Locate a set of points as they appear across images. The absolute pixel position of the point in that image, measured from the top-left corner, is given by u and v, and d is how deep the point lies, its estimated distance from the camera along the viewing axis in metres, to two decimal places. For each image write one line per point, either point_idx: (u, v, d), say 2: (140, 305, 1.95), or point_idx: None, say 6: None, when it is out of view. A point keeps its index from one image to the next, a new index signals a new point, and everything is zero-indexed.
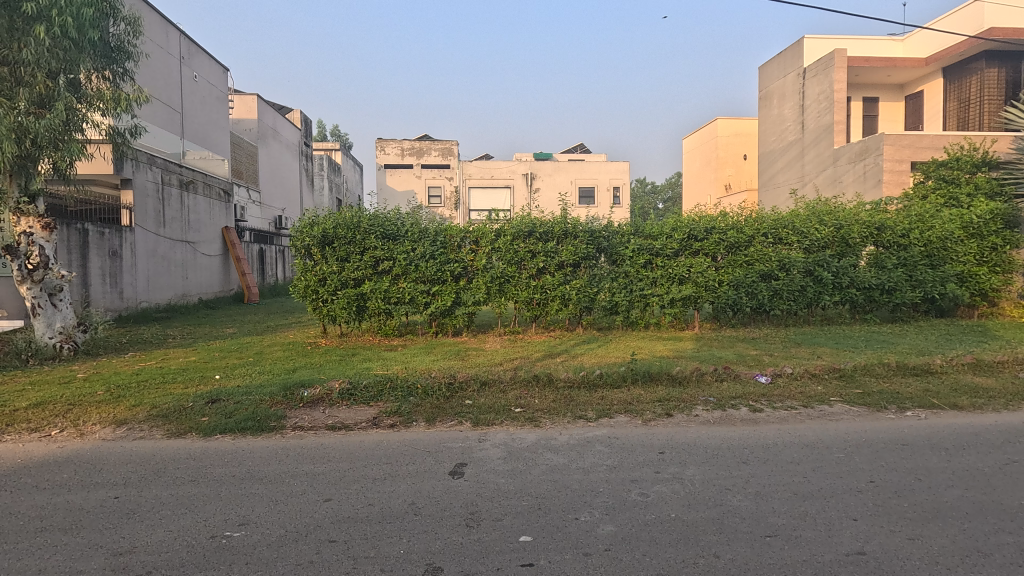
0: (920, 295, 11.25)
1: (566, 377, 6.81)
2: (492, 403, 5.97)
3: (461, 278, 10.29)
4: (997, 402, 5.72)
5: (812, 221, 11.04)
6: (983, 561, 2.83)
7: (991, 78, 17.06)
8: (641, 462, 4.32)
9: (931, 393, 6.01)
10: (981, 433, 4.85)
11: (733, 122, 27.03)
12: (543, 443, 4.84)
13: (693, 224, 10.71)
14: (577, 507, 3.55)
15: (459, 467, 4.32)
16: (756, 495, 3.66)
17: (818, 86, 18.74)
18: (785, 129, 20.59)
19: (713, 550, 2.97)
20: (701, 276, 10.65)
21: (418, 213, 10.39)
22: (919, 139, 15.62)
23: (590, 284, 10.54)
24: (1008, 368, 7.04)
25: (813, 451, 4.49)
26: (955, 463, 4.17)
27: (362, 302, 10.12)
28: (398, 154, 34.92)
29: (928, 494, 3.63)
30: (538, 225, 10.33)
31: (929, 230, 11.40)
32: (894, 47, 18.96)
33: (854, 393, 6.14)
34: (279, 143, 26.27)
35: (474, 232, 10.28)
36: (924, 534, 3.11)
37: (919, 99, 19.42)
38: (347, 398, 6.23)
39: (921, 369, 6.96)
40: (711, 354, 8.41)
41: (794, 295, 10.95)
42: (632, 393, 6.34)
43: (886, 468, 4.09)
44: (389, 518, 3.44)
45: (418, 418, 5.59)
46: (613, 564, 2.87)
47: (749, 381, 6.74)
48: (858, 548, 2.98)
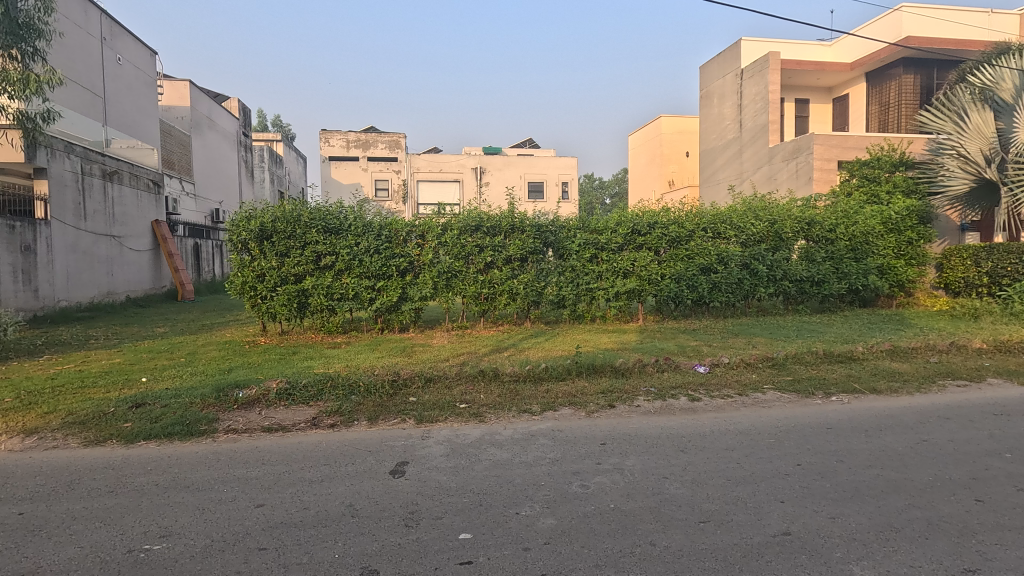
0: (846, 286, 11.90)
1: (512, 372, 6.83)
2: (437, 399, 5.90)
3: (407, 273, 10.11)
4: (911, 385, 6.16)
5: (748, 216, 11.50)
6: (895, 535, 3.01)
7: (907, 84, 18.30)
8: (583, 455, 4.36)
9: (853, 379, 6.40)
10: (896, 415, 5.19)
11: (677, 120, 27.85)
12: (487, 438, 4.81)
13: (637, 218, 10.93)
14: (518, 502, 3.55)
15: (400, 466, 4.21)
16: (692, 483, 3.76)
17: (754, 86, 19.50)
18: (725, 128, 21.33)
19: (650, 539, 3.03)
20: (645, 270, 10.91)
21: (361, 206, 10.12)
22: (846, 139, 16.52)
23: (538, 278, 10.58)
24: (921, 353, 7.59)
25: (747, 437, 4.67)
26: (874, 444, 4.43)
27: (303, 298, 9.79)
28: (343, 146, 33.75)
29: (848, 474, 3.85)
30: (485, 220, 10.25)
31: (853, 225, 12.08)
32: (823, 52, 19.97)
33: (785, 379, 6.47)
34: (215, 132, 24.96)
35: (420, 226, 10.09)
36: (844, 513, 3.28)
37: (845, 101, 20.58)
38: (285, 398, 6.00)
39: (845, 356, 7.41)
40: (654, 346, 8.64)
41: (732, 288, 11.37)
42: (576, 385, 6.43)
43: (810, 451, 4.30)
44: (324, 522, 3.32)
45: (359, 417, 5.43)
46: (551, 558, 2.88)
47: (689, 371, 6.97)
48: (784, 529, 3.11)
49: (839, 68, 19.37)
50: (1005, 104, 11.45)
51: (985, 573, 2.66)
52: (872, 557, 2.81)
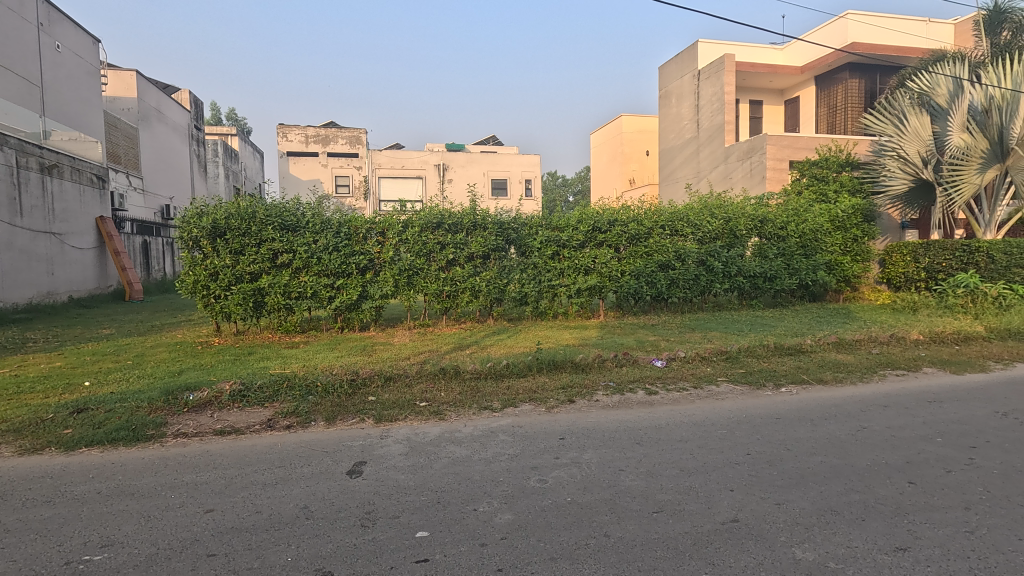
0: (796, 282, 12.35)
1: (473, 369, 6.81)
2: (396, 398, 5.84)
3: (367, 271, 9.95)
4: (854, 375, 6.48)
5: (704, 214, 11.82)
6: (835, 518, 3.16)
7: (853, 88, 19.13)
8: (542, 449, 4.41)
9: (802, 370, 6.67)
10: (840, 404, 5.44)
11: (637, 119, 28.32)
12: (446, 436, 4.80)
13: (598, 216, 11.09)
14: (476, 498, 3.56)
15: (358, 466, 4.17)
16: (647, 474, 3.86)
17: (711, 87, 20.01)
18: (683, 127, 21.80)
19: (605, 530, 3.09)
20: (605, 267, 11.07)
21: (319, 203, 9.90)
22: (797, 140, 17.14)
23: (500, 275, 10.59)
24: (864, 345, 7.97)
25: (700, 428, 4.81)
26: (818, 432, 4.63)
27: (259, 297, 9.53)
28: (302, 141, 32.87)
29: (794, 461, 4.01)
30: (446, 217, 10.19)
31: (803, 223, 12.54)
32: (775, 55, 20.66)
33: (738, 372, 6.70)
34: (165, 125, 23.96)
35: (380, 223, 9.94)
36: (789, 498, 3.42)
37: (796, 103, 21.36)
38: (238, 399, 5.83)
39: (794, 349, 7.70)
40: (614, 341, 8.79)
41: (689, 283, 11.66)
42: (537, 381, 6.49)
43: (760, 440, 4.46)
44: (277, 525, 3.25)
45: (316, 418, 5.34)
46: (507, 552, 2.90)
47: (646, 365, 7.12)
48: (733, 516, 3.22)
49: (790, 71, 20.08)
50: (940, 108, 12.10)
51: (914, 550, 2.83)
52: (813, 540, 2.94)
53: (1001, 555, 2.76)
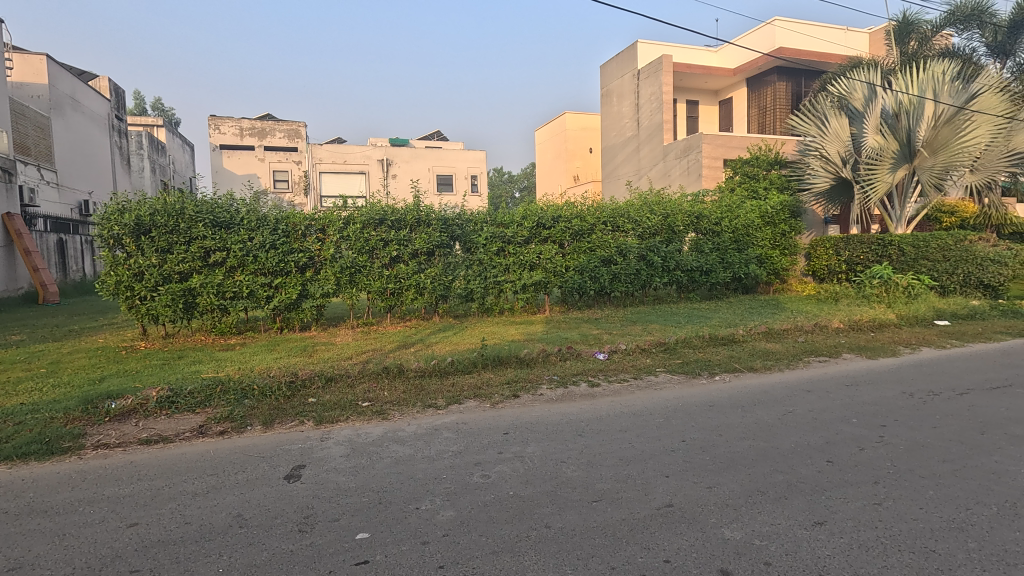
0: (730, 275, 12.92)
1: (417, 367, 6.74)
2: (338, 399, 5.71)
3: (307, 269, 9.65)
4: (781, 362, 6.88)
5: (644, 211, 12.19)
6: (761, 498, 3.35)
7: (780, 91, 20.17)
8: (486, 445, 4.42)
9: (734, 359, 7.01)
10: (769, 390, 5.77)
11: (580, 116, 28.78)
12: (389, 436, 4.73)
13: (542, 212, 11.23)
14: (418, 497, 3.53)
15: (296, 470, 4.05)
16: (587, 465, 3.95)
17: (650, 87, 20.57)
18: (624, 125, 22.31)
19: (545, 521, 3.14)
20: (550, 262, 11.24)
21: (255, 198, 9.49)
22: (730, 139, 17.90)
23: (445, 272, 10.50)
24: (791, 334, 8.46)
25: (640, 418, 4.97)
26: (748, 417, 4.89)
27: (190, 298, 9.05)
28: (236, 134, 31.40)
29: (725, 446, 4.22)
30: (389, 213, 10.00)
31: (736, 218, 13.12)
32: (710, 57, 21.47)
33: (676, 362, 6.97)
34: (81, 114, 22.26)
35: (320, 220, 9.65)
36: (720, 481, 3.59)
37: (729, 104, 22.30)
38: (167, 406, 5.53)
39: (728, 339, 8.07)
40: (558, 336, 8.93)
41: (631, 278, 11.97)
42: (482, 377, 6.52)
43: (695, 427, 4.66)
44: (209, 536, 3.11)
45: (253, 422, 5.14)
46: (449, 549, 2.90)
47: (589, 358, 7.28)
48: (668, 501, 3.35)
49: (723, 73, 20.93)
50: (857, 111, 12.95)
51: (830, 523, 3.04)
52: (740, 520, 3.10)
53: (904, 524, 3.01)
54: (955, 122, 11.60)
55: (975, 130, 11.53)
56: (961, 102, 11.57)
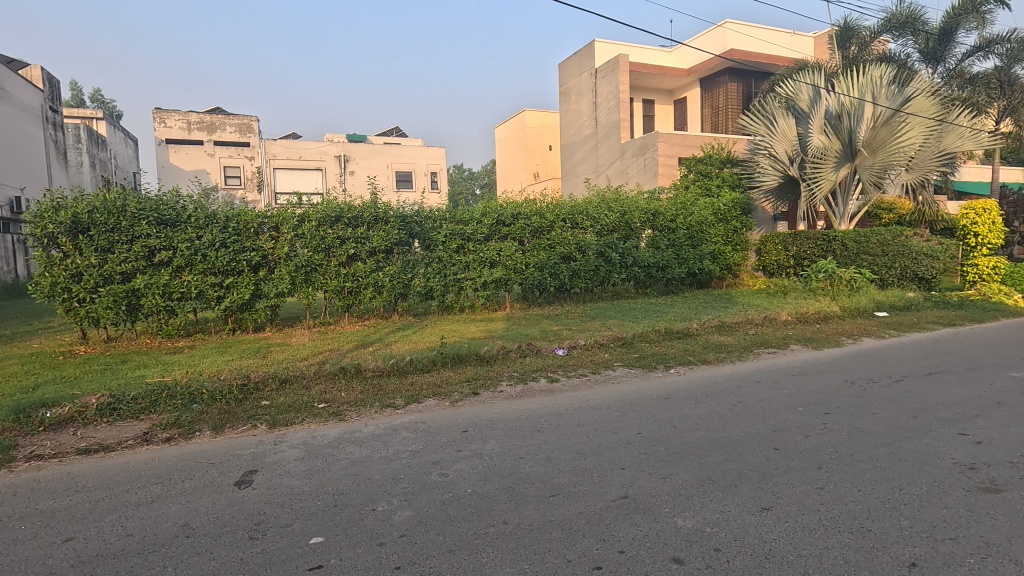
0: (685, 270, 13.26)
1: (375, 367, 6.64)
2: (293, 401, 5.57)
3: (259, 268, 9.36)
4: (733, 354, 7.11)
5: (602, 208, 12.36)
6: (712, 486, 3.45)
7: (732, 91, 20.79)
8: (444, 443, 4.40)
9: (688, 352, 7.21)
10: (721, 381, 5.97)
11: (540, 114, 28.92)
12: (345, 437, 4.64)
13: (501, 209, 11.24)
14: (375, 498, 3.48)
15: (248, 475, 3.93)
16: (545, 460, 3.98)
17: (608, 85, 20.85)
18: (583, 123, 22.53)
19: (503, 518, 3.15)
20: (510, 259, 11.27)
21: (204, 195, 9.14)
22: (684, 138, 18.33)
23: (404, 270, 10.37)
24: (743, 326, 8.75)
25: (598, 412, 5.04)
26: (701, 409, 5.03)
27: (133, 300, 8.62)
28: (183, 128, 30.11)
29: (679, 437, 4.33)
30: (346, 210, 9.79)
31: (691, 215, 13.46)
32: (665, 57, 21.91)
33: (633, 356, 7.11)
34: (11, 105, 20.87)
35: (273, 217, 9.37)
36: (674, 472, 3.69)
37: (684, 103, 22.83)
38: (108, 414, 5.26)
39: (683, 333, 8.29)
40: (519, 332, 8.96)
41: (590, 274, 12.12)
42: (441, 375, 6.48)
43: (651, 420, 4.77)
44: (153, 547, 2.99)
45: (202, 427, 4.95)
46: (406, 549, 2.87)
47: (548, 354, 7.33)
48: (624, 493, 3.42)
49: (678, 73, 21.41)
50: (803, 112, 13.47)
51: (776, 509, 3.16)
52: (692, 508, 3.19)
53: (843, 506, 3.17)
54: (891, 123, 12.22)
55: (909, 132, 12.20)
56: (897, 105, 12.21)
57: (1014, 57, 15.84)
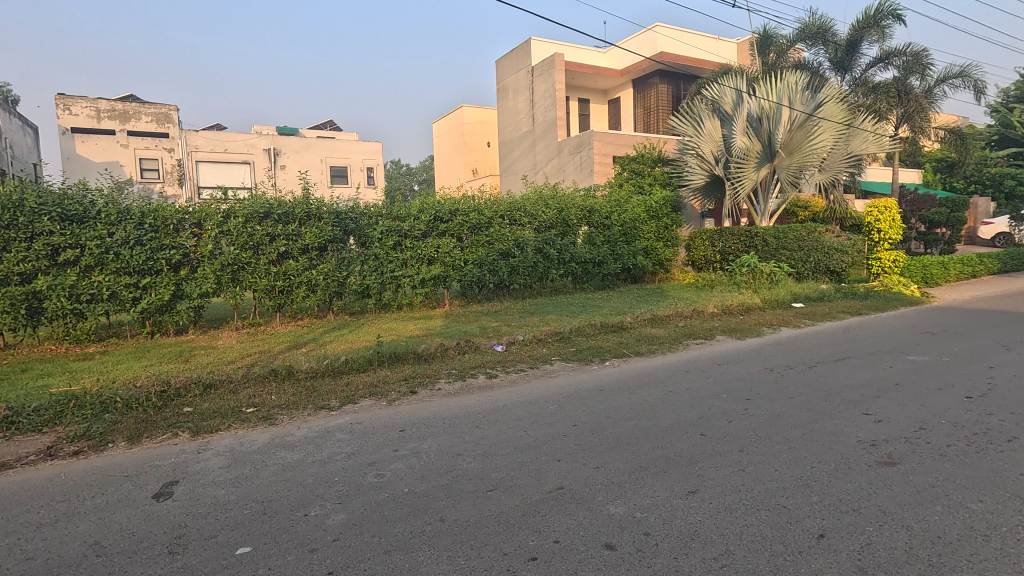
0: (620, 266, 13.66)
1: (308, 368, 6.42)
2: (219, 406, 5.29)
3: (181, 267, 8.82)
4: (664, 346, 7.41)
5: (539, 205, 12.49)
6: (643, 473, 3.59)
7: (662, 93, 21.55)
8: (381, 443, 4.33)
9: (623, 345, 7.44)
10: (653, 372, 6.21)
11: (477, 110, 28.84)
12: (276, 442, 4.47)
13: (439, 206, 11.13)
14: (307, 503, 3.37)
15: (168, 487, 3.70)
16: (483, 456, 3.99)
17: (544, 84, 21.08)
18: (520, 120, 22.68)
19: (440, 515, 3.14)
20: (448, 256, 11.19)
21: (115, 189, 8.50)
22: (618, 137, 18.82)
23: (339, 268, 10.07)
24: (674, 319, 9.12)
25: (535, 406, 5.12)
26: (634, 399, 5.21)
27: (34, 302, 7.88)
28: (91, 116, 27.77)
29: (612, 427, 4.46)
30: (275, 206, 9.38)
31: (625, 213, 13.87)
32: (599, 57, 22.42)
33: (570, 350, 7.26)
34: None
35: (195, 212, 8.84)
36: (607, 461, 3.80)
37: (617, 104, 23.46)
38: (4, 428, 4.80)
39: (618, 326, 8.53)
40: (459, 329, 8.93)
41: (529, 270, 12.23)
42: (378, 375, 6.35)
43: (586, 412, 4.89)
44: (57, 571, 2.76)
45: (116, 438, 4.61)
46: (339, 554, 2.80)
47: (487, 351, 7.35)
48: (559, 484, 3.49)
49: (612, 74, 21.96)
50: (727, 114, 14.18)
51: (701, 491, 3.33)
52: (624, 495, 3.31)
53: (762, 486, 3.38)
54: (805, 127, 13.08)
55: (821, 135, 13.09)
56: (811, 110, 13.06)
57: (910, 69, 17.35)
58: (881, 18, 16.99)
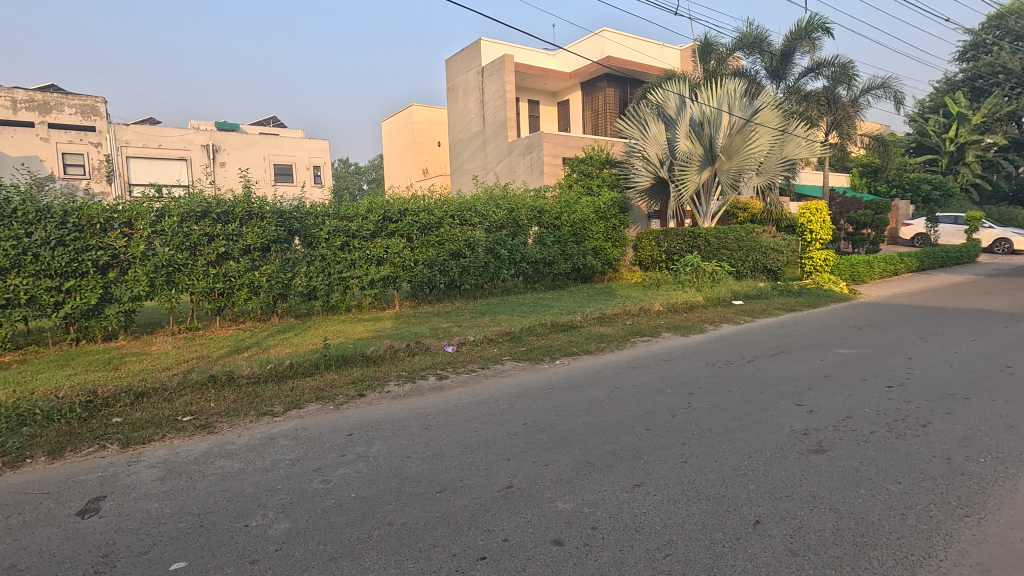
0: (570, 265, 13.86)
1: (250, 372, 6.19)
2: (152, 416, 5.02)
3: (109, 269, 8.30)
4: (612, 344, 7.58)
5: (489, 205, 12.48)
6: (591, 468, 3.66)
7: (610, 96, 22.01)
8: (327, 449, 4.22)
9: (572, 343, 7.56)
10: (602, 369, 6.34)
11: (427, 109, 28.57)
12: (215, 451, 4.28)
13: (388, 206, 10.94)
14: (248, 513, 3.25)
15: (94, 502, 3.48)
16: (433, 457, 3.96)
17: (494, 84, 21.12)
18: (470, 120, 22.63)
19: (388, 519, 3.09)
20: (397, 256, 11.02)
21: (33, 185, 7.89)
22: (567, 139, 19.07)
23: (283, 269, 9.74)
24: (621, 317, 9.33)
25: (486, 406, 5.12)
26: (583, 396, 5.29)
27: None
28: (6, 106, 25.60)
29: (562, 425, 4.52)
30: (213, 205, 8.98)
31: (574, 213, 14.08)
32: (548, 60, 22.67)
33: (521, 349, 7.31)
34: None
35: (126, 211, 8.35)
36: (556, 458, 3.85)
37: (567, 106, 23.79)
38: None
39: (568, 325, 8.64)
40: (408, 331, 8.81)
41: (480, 270, 12.22)
42: (325, 378, 6.18)
43: (536, 410, 4.93)
44: None
45: (34, 453, 4.28)
46: (282, 564, 2.72)
47: (438, 352, 7.30)
48: (509, 482, 3.50)
49: (561, 77, 22.24)
50: (671, 118, 14.65)
51: (647, 484, 3.43)
52: (572, 491, 3.36)
53: (703, 476, 3.51)
54: (744, 132, 13.66)
55: (758, 140, 13.71)
56: (749, 116, 13.65)
57: (838, 79, 18.43)
58: (811, 30, 17.95)
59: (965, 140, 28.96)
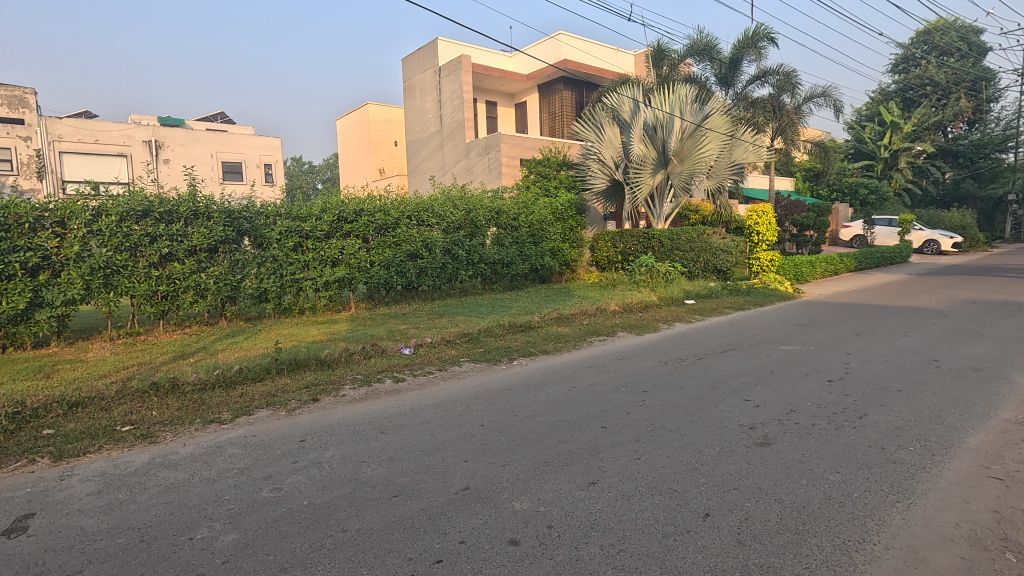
0: (528, 266, 13.94)
1: (196, 379, 5.92)
2: (88, 426, 4.74)
3: (39, 271, 7.79)
4: (570, 344, 7.66)
5: (447, 206, 12.40)
6: (548, 468, 3.69)
7: (566, 99, 22.26)
8: (278, 456, 4.10)
9: (530, 344, 7.61)
10: (559, 369, 6.39)
11: (383, 108, 28.15)
12: (156, 462, 4.08)
13: (342, 206, 10.71)
14: (193, 525, 3.12)
15: (21, 521, 3.25)
16: (388, 461, 3.91)
17: (451, 84, 21.02)
18: (427, 120, 22.43)
19: (341, 526, 3.03)
20: (353, 257, 10.80)
21: None
22: (525, 140, 19.17)
23: (232, 271, 9.39)
24: (578, 317, 9.45)
25: (443, 408, 5.09)
26: (540, 396, 5.33)
27: None
28: None
29: (519, 425, 4.54)
30: (156, 204, 8.57)
31: (532, 214, 14.16)
32: (505, 61, 22.74)
33: (478, 351, 7.29)
34: None
35: (58, 209, 7.87)
36: (513, 459, 3.86)
37: (524, 108, 23.92)
38: None
39: (525, 326, 8.69)
40: (364, 333, 8.64)
41: (437, 272, 12.13)
42: (277, 384, 5.98)
43: (493, 411, 4.93)
44: None
45: None
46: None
47: (395, 354, 7.19)
48: (465, 484, 3.49)
49: (518, 78, 22.34)
50: (625, 122, 14.95)
51: (601, 481, 3.49)
52: (528, 491, 3.38)
53: (656, 472, 3.60)
54: (694, 136, 14.08)
55: (708, 145, 14.17)
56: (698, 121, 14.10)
57: (782, 87, 19.24)
58: (757, 39, 18.67)
59: (897, 147, 30.75)
